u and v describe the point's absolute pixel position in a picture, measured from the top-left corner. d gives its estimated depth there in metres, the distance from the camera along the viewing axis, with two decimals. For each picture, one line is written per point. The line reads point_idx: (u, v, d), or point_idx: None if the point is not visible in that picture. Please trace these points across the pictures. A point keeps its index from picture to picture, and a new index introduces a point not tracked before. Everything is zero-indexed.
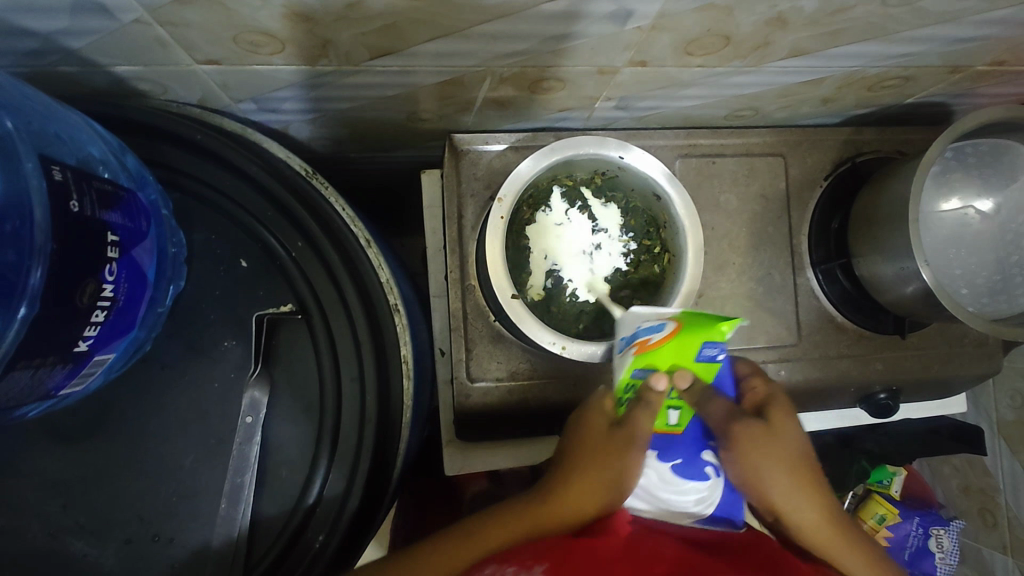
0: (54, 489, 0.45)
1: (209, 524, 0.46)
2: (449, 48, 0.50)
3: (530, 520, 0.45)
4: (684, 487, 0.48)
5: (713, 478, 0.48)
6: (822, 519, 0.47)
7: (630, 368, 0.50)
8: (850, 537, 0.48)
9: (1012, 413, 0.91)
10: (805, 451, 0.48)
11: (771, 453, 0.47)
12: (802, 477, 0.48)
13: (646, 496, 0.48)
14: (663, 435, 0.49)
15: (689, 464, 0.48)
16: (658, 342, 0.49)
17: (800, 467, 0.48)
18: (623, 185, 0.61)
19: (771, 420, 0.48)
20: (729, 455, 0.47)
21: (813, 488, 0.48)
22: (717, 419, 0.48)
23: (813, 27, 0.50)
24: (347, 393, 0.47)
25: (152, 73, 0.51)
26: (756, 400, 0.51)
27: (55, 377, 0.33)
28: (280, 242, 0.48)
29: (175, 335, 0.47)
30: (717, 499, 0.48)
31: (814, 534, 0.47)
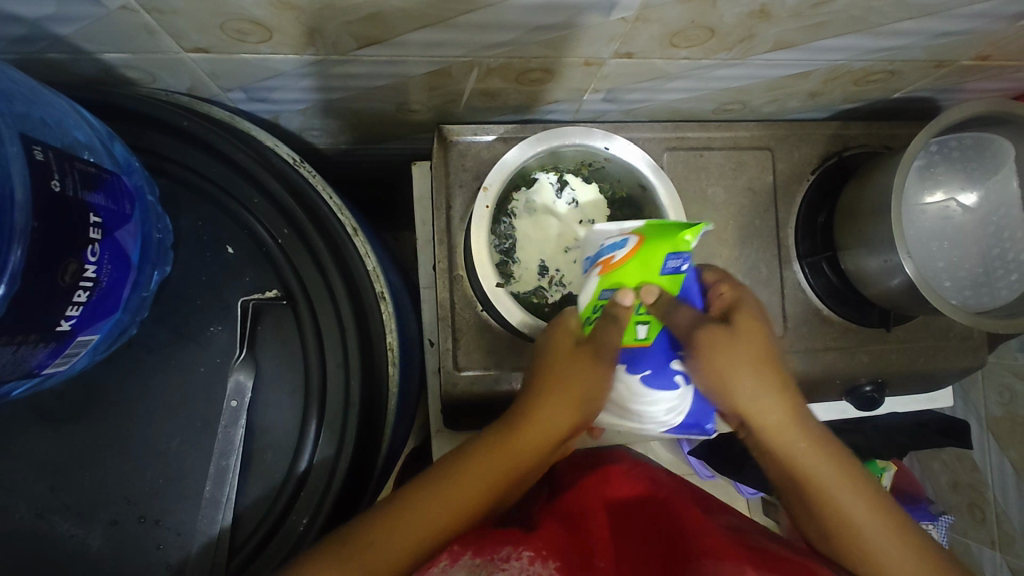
0: (41, 470, 0.46)
1: (195, 506, 0.47)
2: (436, 38, 0.51)
3: (510, 447, 0.49)
4: (654, 398, 0.53)
5: (681, 386, 0.53)
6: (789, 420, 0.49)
7: (597, 290, 0.51)
8: (818, 440, 0.50)
9: (1000, 408, 0.92)
10: (771, 353, 0.50)
11: (731, 358, 0.49)
12: (770, 383, 0.49)
13: (617, 407, 0.55)
14: (631, 349, 0.52)
15: (657, 374, 0.52)
16: (621, 260, 0.49)
17: (763, 370, 0.49)
18: (610, 176, 0.62)
19: (733, 325, 0.50)
20: (692, 362, 0.50)
21: (779, 389, 0.50)
22: (683, 327, 0.50)
23: (797, 20, 0.51)
24: (331, 378, 0.48)
25: (140, 61, 0.52)
26: (722, 304, 0.52)
27: (37, 355, 0.34)
28: (265, 229, 0.48)
29: (161, 320, 0.48)
30: (686, 407, 0.54)
31: (776, 434, 0.50)
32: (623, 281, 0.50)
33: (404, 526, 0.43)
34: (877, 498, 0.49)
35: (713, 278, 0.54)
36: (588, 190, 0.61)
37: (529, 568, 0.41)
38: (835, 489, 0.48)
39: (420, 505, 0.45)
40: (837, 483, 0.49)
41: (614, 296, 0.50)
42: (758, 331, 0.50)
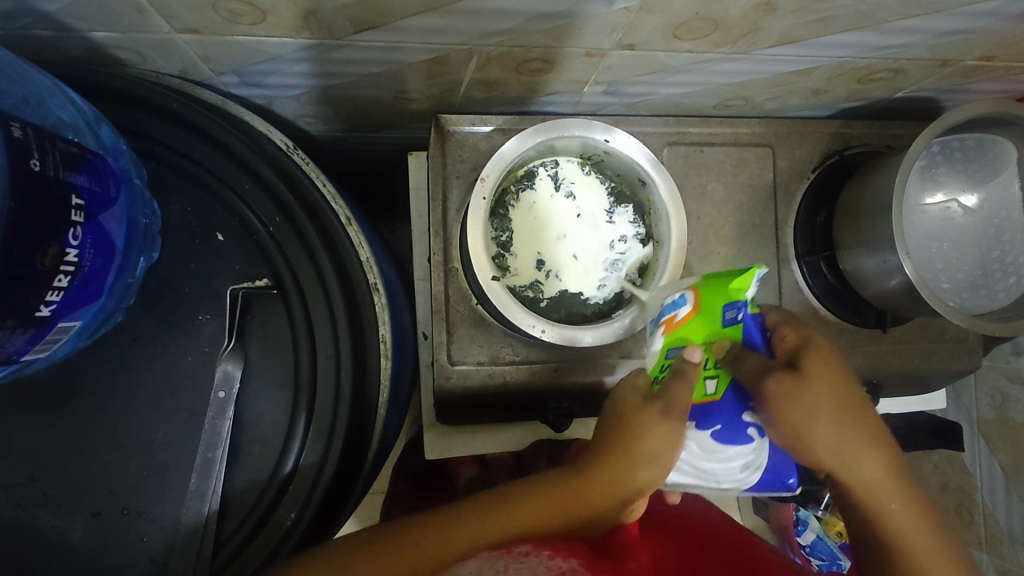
0: (21, 459, 0.45)
1: (180, 498, 0.46)
2: (434, 24, 0.49)
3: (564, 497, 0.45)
4: (728, 454, 0.48)
5: (756, 439, 0.48)
6: (868, 467, 0.47)
7: (664, 350, 0.50)
8: (896, 486, 0.47)
9: (992, 412, 0.92)
10: (847, 398, 0.48)
11: (812, 406, 0.47)
12: (846, 430, 0.48)
13: (691, 469, 0.48)
14: (702, 405, 0.49)
15: (730, 430, 0.48)
16: (682, 317, 0.49)
17: (843, 418, 0.48)
18: (611, 171, 0.61)
19: (807, 370, 0.49)
20: (767, 412, 0.48)
21: (858, 437, 0.48)
22: (751, 375, 0.49)
23: (802, 14, 0.50)
24: (322, 370, 0.47)
25: (129, 41, 0.50)
26: (788, 349, 0.51)
27: (16, 341, 0.33)
28: (257, 216, 0.47)
29: (148, 308, 0.46)
30: (762, 462, 0.48)
31: (859, 485, 0.48)
32: (686, 339, 0.49)
33: (434, 546, 0.43)
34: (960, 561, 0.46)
35: (774, 320, 0.53)
36: (588, 184, 0.60)
37: (546, 564, 0.38)
38: (912, 539, 0.46)
39: (453, 534, 0.43)
40: (920, 540, 0.46)
41: (681, 353, 0.48)
42: (833, 376, 0.49)
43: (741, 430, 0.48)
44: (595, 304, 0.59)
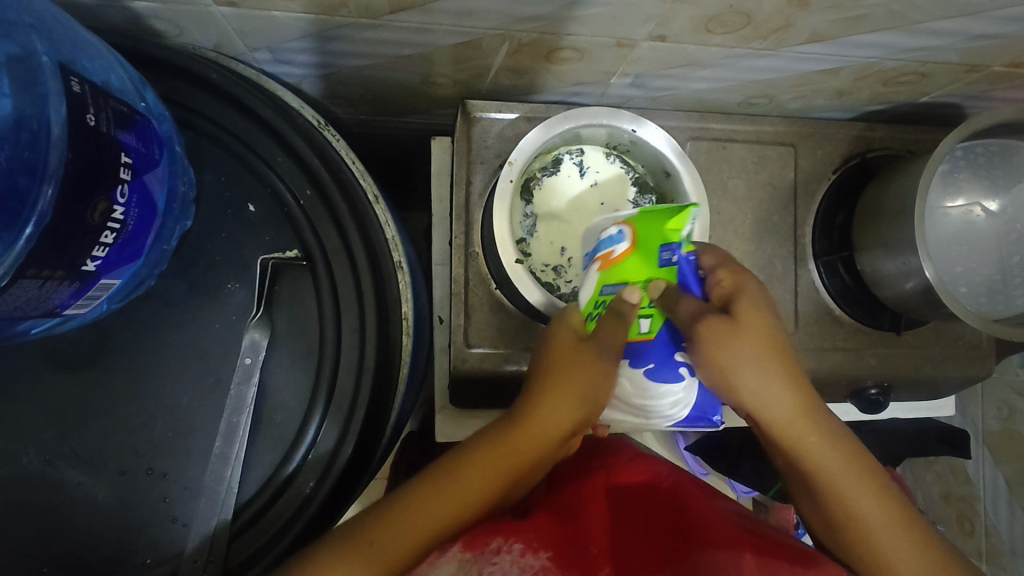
0: (51, 416, 0.46)
1: (203, 460, 0.47)
2: (470, 6, 0.50)
3: (508, 447, 0.48)
4: (658, 392, 0.49)
5: (688, 378, 0.48)
6: (796, 411, 0.48)
7: (599, 287, 0.50)
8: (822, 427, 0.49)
9: (998, 423, 0.92)
10: (778, 342, 0.49)
11: (742, 349, 0.47)
12: (775, 374, 0.48)
13: (623, 403, 0.50)
14: (635, 344, 0.49)
15: (661, 368, 0.48)
16: (619, 255, 0.49)
17: (771, 363, 0.48)
18: (638, 162, 0.61)
19: (739, 315, 0.48)
20: (698, 355, 0.47)
21: (786, 380, 0.49)
22: (685, 318, 0.48)
23: (835, 11, 0.50)
24: (346, 342, 0.47)
25: (169, 12, 0.51)
26: (722, 294, 0.50)
27: (61, 293, 0.34)
28: (289, 189, 0.48)
29: (179, 273, 0.47)
30: (692, 399, 0.49)
31: (784, 425, 0.49)
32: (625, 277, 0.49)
33: (396, 527, 0.43)
34: (885, 492, 0.48)
35: (711, 261, 0.52)
36: (615, 173, 0.60)
37: (519, 562, 0.40)
38: (842, 478, 0.48)
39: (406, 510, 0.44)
40: (845, 473, 0.48)
41: (618, 291, 0.48)
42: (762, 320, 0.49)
43: (673, 366, 0.48)
44: None
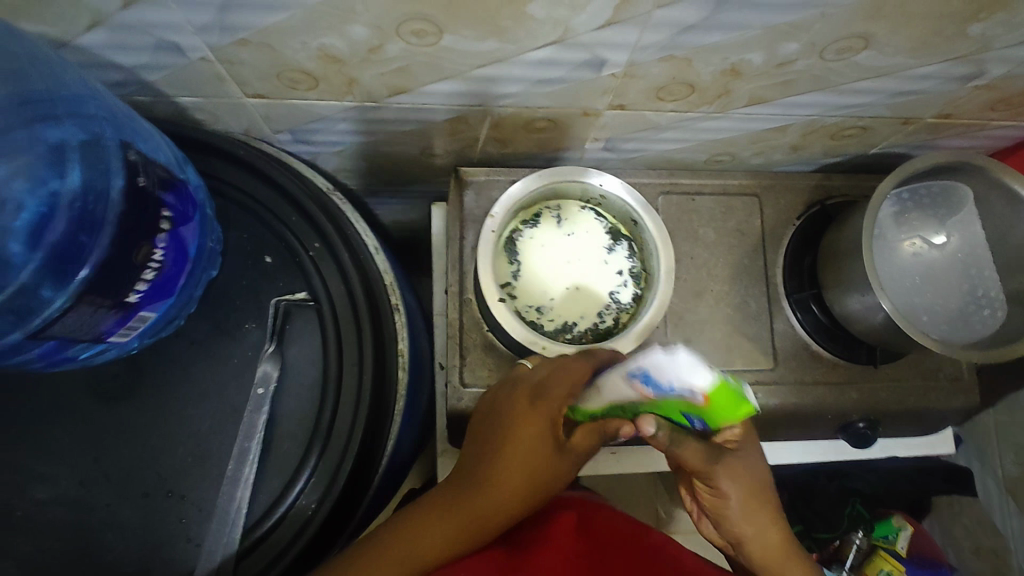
0: (89, 442, 0.52)
1: (216, 485, 0.52)
2: (454, 88, 0.60)
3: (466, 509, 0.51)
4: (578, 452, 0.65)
5: None
6: (774, 539, 0.58)
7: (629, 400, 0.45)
8: (794, 555, 0.58)
9: (1016, 470, 0.87)
10: (764, 475, 0.58)
11: (744, 483, 0.57)
12: (760, 507, 0.58)
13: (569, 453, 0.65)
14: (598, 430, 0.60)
15: None
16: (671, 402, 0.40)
17: (756, 495, 0.58)
18: (610, 213, 0.68)
19: (739, 455, 0.56)
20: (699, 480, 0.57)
21: (766, 513, 0.58)
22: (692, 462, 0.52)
23: (765, 77, 0.58)
24: (347, 373, 0.54)
25: (209, 105, 0.62)
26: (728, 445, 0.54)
27: (107, 320, 0.42)
28: (300, 242, 0.56)
29: (204, 315, 0.55)
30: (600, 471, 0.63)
31: (763, 553, 0.58)
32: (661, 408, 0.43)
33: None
34: None
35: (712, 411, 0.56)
36: (588, 224, 0.67)
37: None
38: None
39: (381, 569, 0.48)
40: None
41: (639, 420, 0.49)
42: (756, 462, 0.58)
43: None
44: (597, 329, 0.65)
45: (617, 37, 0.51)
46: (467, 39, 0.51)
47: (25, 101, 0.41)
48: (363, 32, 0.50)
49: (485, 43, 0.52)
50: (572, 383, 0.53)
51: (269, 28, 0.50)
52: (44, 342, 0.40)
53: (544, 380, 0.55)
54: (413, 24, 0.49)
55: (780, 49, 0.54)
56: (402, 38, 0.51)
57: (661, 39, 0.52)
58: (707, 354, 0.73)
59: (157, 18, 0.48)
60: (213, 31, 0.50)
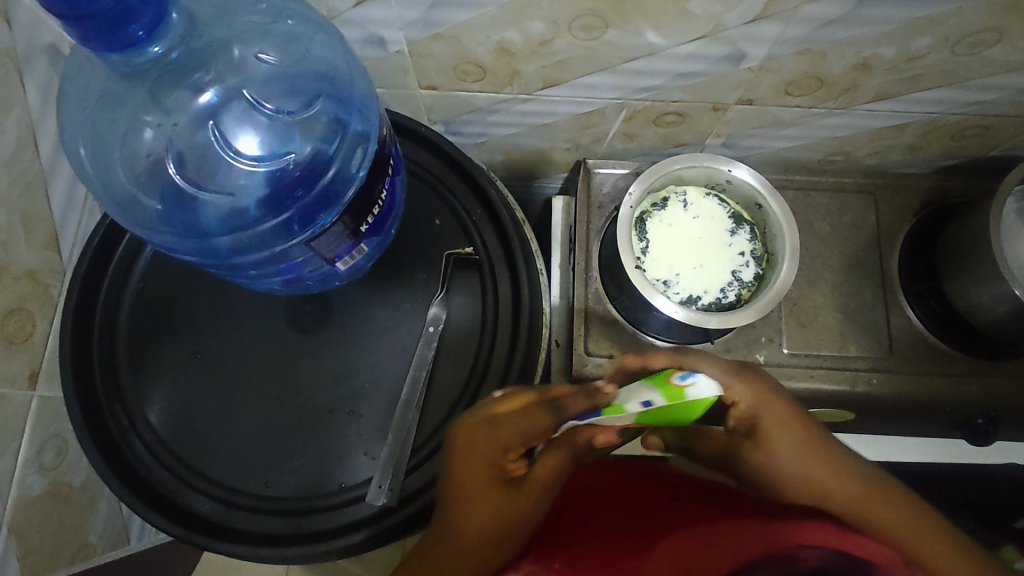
0: (287, 365, 0.62)
1: (389, 408, 0.60)
2: (601, 81, 0.68)
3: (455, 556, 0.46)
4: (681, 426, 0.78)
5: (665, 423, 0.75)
6: (857, 490, 0.48)
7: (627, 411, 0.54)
8: (877, 498, 0.47)
9: None
10: (808, 424, 0.51)
11: (778, 445, 0.50)
12: (809, 446, 0.50)
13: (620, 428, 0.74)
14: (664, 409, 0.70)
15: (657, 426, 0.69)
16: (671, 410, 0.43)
17: (803, 435, 0.50)
18: (733, 199, 0.73)
19: (767, 422, 0.50)
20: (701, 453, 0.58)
21: (828, 464, 0.49)
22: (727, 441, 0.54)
23: (894, 72, 0.63)
24: (506, 319, 0.61)
25: (387, 95, 0.73)
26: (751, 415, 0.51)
27: (342, 245, 0.50)
28: (468, 206, 0.65)
29: (383, 265, 0.64)
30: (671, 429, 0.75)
31: (853, 509, 0.46)
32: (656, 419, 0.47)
33: None
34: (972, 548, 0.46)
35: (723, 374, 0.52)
36: (713, 207, 0.73)
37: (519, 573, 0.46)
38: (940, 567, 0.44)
39: None
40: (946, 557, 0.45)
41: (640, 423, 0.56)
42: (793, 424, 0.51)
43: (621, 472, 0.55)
44: (720, 303, 0.70)
45: (761, 31, 0.58)
46: (627, 33, 0.59)
47: (319, 77, 0.55)
48: (539, 27, 0.59)
49: (641, 37, 0.60)
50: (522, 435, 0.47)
51: (463, 23, 0.59)
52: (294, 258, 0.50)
53: (494, 417, 0.48)
54: (584, 19, 0.58)
55: (913, 43, 0.59)
56: (571, 32, 0.60)
57: (802, 33, 0.58)
58: (822, 339, 0.76)
59: (377, 15, 0.59)
60: (417, 26, 0.60)
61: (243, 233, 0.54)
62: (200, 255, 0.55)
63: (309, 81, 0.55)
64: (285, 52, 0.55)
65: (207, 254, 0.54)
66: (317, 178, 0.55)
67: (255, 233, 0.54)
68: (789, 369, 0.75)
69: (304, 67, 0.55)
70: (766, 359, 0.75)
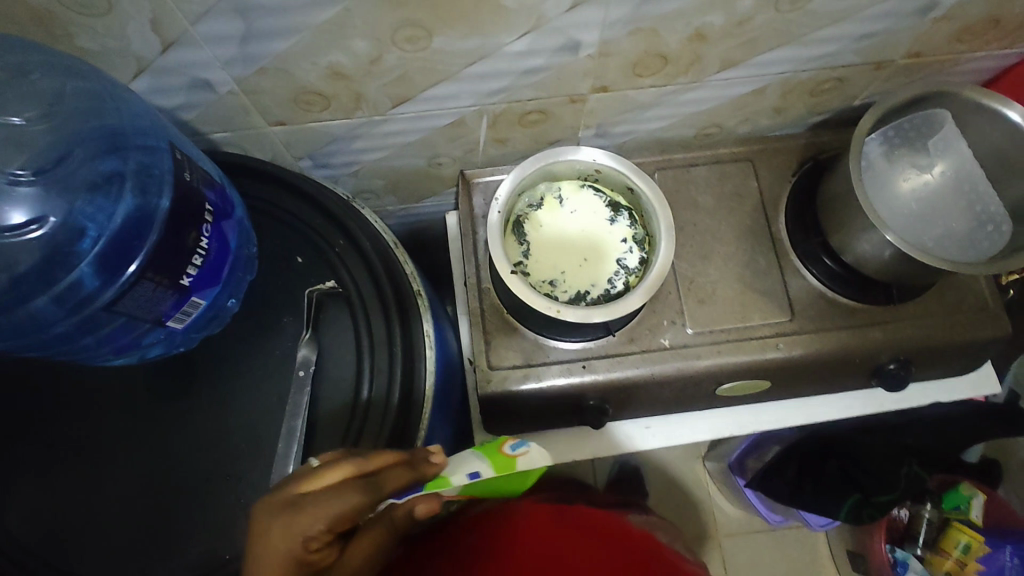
0: (150, 438, 0.57)
1: (268, 465, 0.56)
2: (448, 91, 0.66)
3: None
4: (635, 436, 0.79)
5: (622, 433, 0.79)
6: None
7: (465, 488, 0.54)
8: None
9: None
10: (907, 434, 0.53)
11: None
12: None
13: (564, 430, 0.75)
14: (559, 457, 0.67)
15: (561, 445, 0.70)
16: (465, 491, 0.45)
17: None
18: (608, 188, 0.72)
19: None
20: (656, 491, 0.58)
21: None
22: None
23: (729, 39, 0.63)
24: (379, 348, 0.59)
25: (238, 138, 0.70)
26: None
27: (166, 301, 0.48)
28: (327, 239, 0.62)
29: (246, 315, 0.60)
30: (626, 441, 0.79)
31: None
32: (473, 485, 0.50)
33: None
34: None
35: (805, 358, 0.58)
36: (589, 199, 0.72)
37: None
38: None
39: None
40: None
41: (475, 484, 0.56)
42: None
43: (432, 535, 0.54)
44: (609, 294, 0.68)
45: (585, 17, 0.57)
46: (452, 38, 0.58)
47: (103, 133, 0.51)
48: (363, 46, 0.58)
49: (469, 40, 0.59)
50: (326, 518, 0.44)
51: (283, 53, 0.57)
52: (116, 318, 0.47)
53: (298, 498, 0.45)
54: (405, 30, 0.56)
55: (736, 7, 0.59)
56: (398, 46, 0.58)
57: (626, 13, 0.58)
58: (724, 313, 0.75)
59: (190, 58, 0.56)
60: (237, 63, 0.58)
61: (50, 295, 0.48)
62: (4, 333, 0.50)
63: (89, 138, 0.50)
64: (60, 110, 0.50)
65: (11, 331, 0.49)
66: (106, 230, 0.49)
67: (59, 292, 0.48)
68: (697, 349, 0.74)
69: (84, 125, 0.50)
70: (671, 341, 0.74)
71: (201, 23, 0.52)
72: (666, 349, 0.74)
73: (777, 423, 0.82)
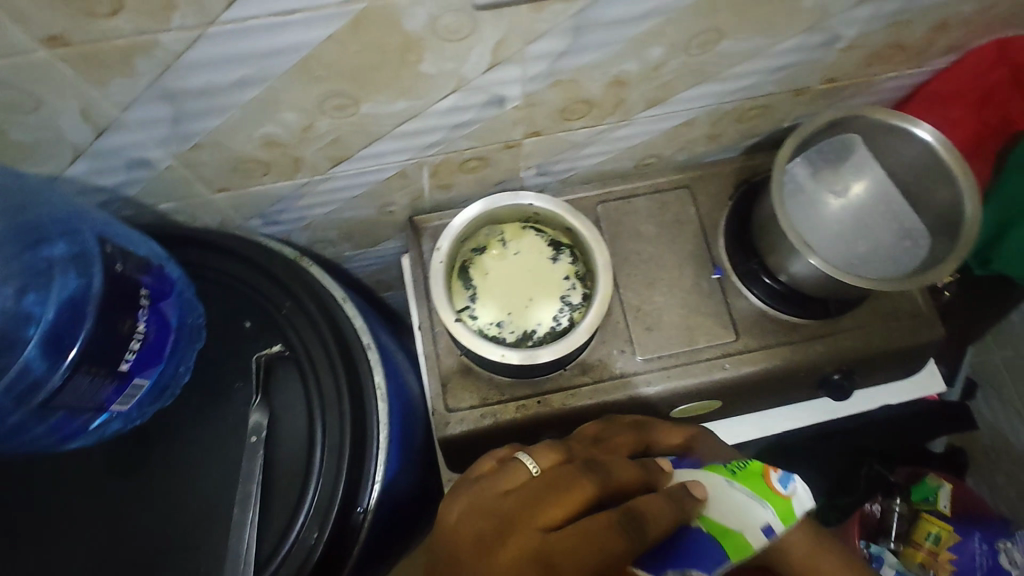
0: (109, 515, 0.58)
1: (226, 531, 0.57)
2: (384, 149, 0.69)
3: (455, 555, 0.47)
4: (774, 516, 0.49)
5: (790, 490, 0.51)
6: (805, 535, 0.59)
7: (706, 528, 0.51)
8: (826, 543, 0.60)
9: None
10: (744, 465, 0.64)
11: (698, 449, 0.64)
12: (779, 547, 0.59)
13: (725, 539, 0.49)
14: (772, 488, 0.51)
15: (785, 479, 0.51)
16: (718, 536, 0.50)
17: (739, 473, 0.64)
18: (549, 227, 0.75)
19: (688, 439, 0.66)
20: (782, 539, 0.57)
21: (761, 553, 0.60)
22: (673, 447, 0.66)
23: (649, 81, 0.66)
24: (328, 407, 0.60)
25: (185, 207, 0.72)
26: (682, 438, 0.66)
27: (106, 389, 0.50)
28: (274, 303, 0.64)
29: (197, 385, 0.62)
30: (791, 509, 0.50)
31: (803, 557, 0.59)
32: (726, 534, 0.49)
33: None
34: None
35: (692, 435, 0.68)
36: (530, 239, 0.74)
37: None
38: None
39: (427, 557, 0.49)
40: None
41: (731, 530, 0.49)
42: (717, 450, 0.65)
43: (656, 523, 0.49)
44: (555, 331, 0.70)
45: (504, 75, 0.60)
46: (379, 103, 0.60)
47: (24, 228, 0.54)
48: (292, 116, 0.60)
49: (396, 103, 0.61)
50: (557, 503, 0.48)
51: (215, 129, 0.59)
52: (55, 413, 0.49)
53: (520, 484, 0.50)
54: (333, 100, 0.58)
55: (648, 55, 0.62)
56: (327, 114, 0.60)
57: (544, 69, 0.60)
58: (673, 338, 0.77)
59: (125, 140, 0.58)
60: (171, 142, 0.60)
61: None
62: None
63: (11, 240, 0.54)
64: None
65: None
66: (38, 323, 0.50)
67: (6, 382, 0.49)
68: (648, 376, 0.75)
69: (8, 225, 0.54)
70: (623, 370, 0.76)
71: (131, 110, 0.54)
72: (617, 378, 0.76)
73: (736, 439, 0.84)
